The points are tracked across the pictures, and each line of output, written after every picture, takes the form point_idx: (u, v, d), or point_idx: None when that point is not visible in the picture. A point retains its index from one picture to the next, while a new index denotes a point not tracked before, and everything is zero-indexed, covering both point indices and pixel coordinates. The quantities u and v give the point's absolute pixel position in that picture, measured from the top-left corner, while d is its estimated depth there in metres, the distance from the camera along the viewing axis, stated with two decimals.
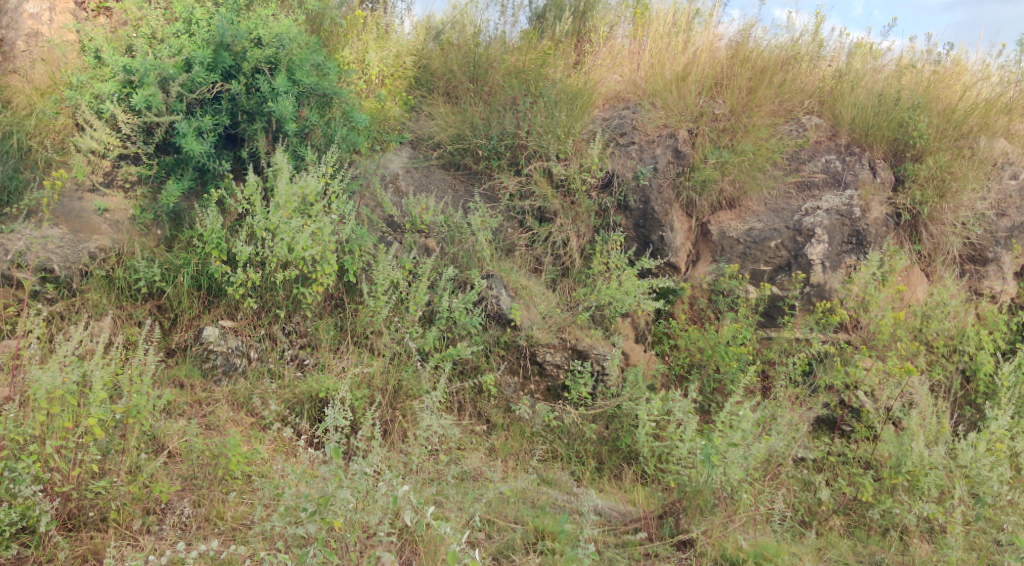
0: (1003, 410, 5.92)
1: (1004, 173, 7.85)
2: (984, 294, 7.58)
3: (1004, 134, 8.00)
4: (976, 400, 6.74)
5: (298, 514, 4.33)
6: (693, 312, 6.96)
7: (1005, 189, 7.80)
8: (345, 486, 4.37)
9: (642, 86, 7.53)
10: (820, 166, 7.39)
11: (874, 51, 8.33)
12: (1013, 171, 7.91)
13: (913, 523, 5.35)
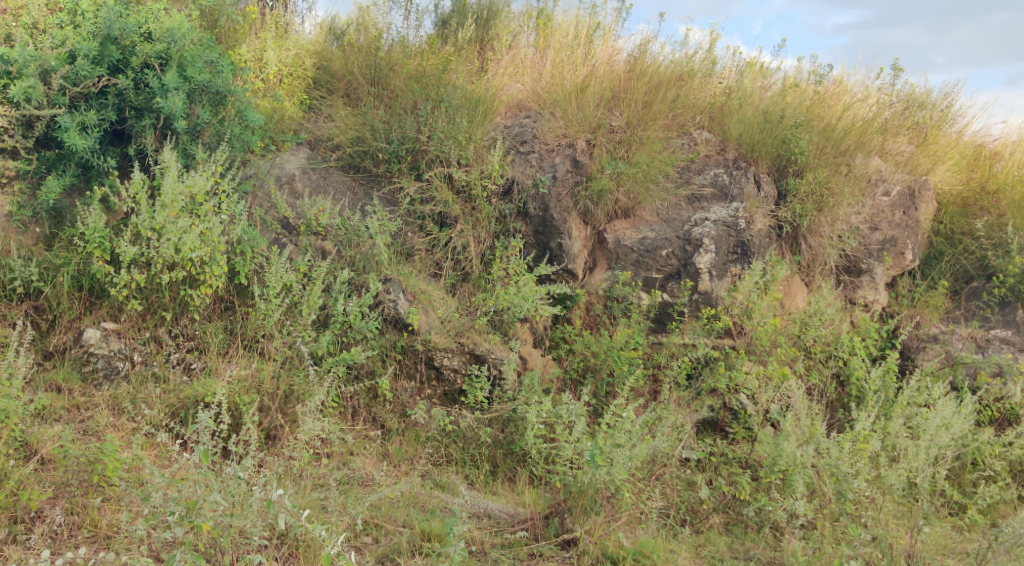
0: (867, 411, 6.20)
1: (877, 190, 8.10)
2: (858, 304, 7.88)
3: (878, 152, 8.36)
4: (848, 403, 7.04)
5: (166, 519, 4.32)
6: (589, 318, 7.17)
7: (878, 205, 8.05)
8: (217, 491, 4.37)
9: (543, 96, 7.72)
10: (708, 180, 7.66)
11: (764, 70, 8.80)
12: (885, 189, 8.15)
13: (784, 520, 5.57)
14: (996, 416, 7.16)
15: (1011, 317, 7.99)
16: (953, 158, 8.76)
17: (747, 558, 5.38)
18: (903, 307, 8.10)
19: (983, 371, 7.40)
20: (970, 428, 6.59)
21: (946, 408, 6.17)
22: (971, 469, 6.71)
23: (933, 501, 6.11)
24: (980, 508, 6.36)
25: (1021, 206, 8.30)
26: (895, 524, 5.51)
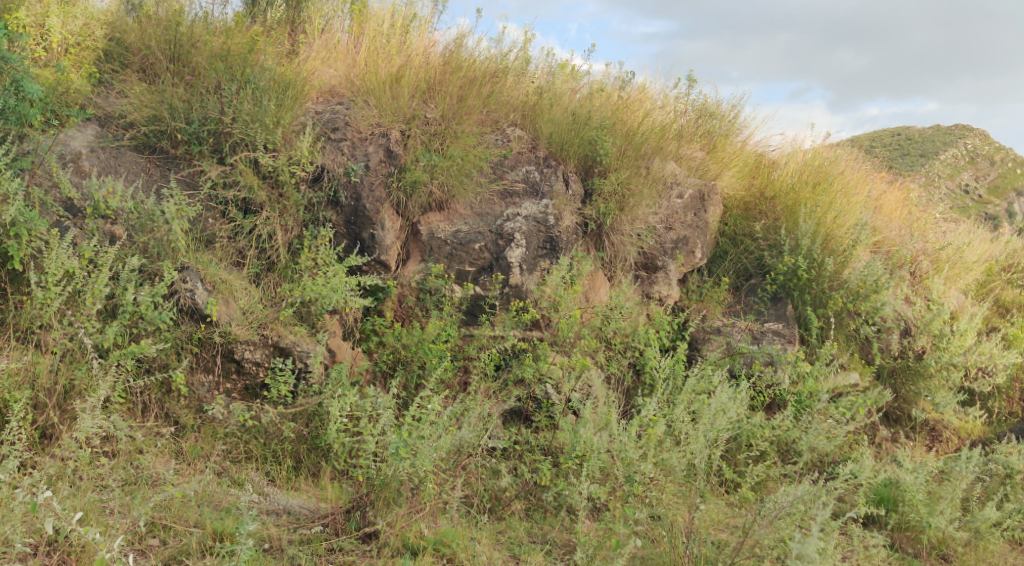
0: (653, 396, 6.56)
1: (672, 193, 8.41)
2: (653, 298, 8.12)
3: (673, 158, 8.73)
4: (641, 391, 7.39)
5: None
6: (401, 310, 7.07)
7: (673, 207, 8.36)
8: None
9: (355, 83, 7.55)
10: (520, 176, 7.73)
11: (575, 73, 9.00)
12: (680, 191, 8.48)
13: (579, 503, 5.70)
14: (768, 400, 7.70)
15: (782, 312, 8.42)
16: (737, 165, 9.18)
17: (544, 542, 5.62)
18: (691, 301, 8.41)
19: (758, 360, 7.85)
20: (743, 412, 6.96)
21: (722, 394, 6.46)
22: (743, 449, 7.08)
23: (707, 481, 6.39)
24: (750, 485, 6.83)
25: (792, 212, 8.87)
26: (673, 500, 5.79)
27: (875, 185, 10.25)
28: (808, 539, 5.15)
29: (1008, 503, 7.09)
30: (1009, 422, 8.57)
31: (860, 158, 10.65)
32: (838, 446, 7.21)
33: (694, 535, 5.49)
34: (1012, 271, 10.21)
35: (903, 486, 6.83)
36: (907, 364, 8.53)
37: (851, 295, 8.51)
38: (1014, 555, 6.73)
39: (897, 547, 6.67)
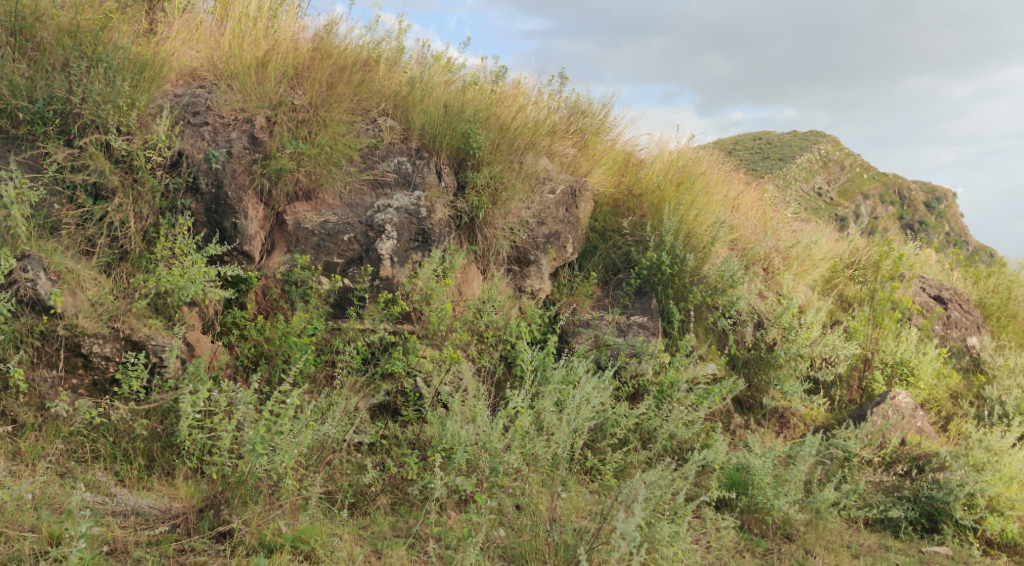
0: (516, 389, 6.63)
1: (544, 188, 8.40)
2: (525, 292, 8.11)
3: (546, 154, 8.78)
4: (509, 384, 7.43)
5: None
6: (265, 303, 6.84)
7: (545, 202, 8.34)
8: None
9: (218, 66, 7.25)
10: (391, 167, 7.59)
11: (450, 65, 8.89)
12: (552, 187, 8.48)
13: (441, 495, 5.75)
14: (631, 390, 7.84)
15: (647, 305, 8.58)
16: (607, 163, 9.34)
17: (409, 535, 5.70)
18: (562, 294, 8.50)
19: (623, 352, 8.00)
20: (607, 402, 7.24)
21: (586, 385, 6.68)
22: (606, 437, 7.33)
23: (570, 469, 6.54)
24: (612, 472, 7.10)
25: (658, 209, 9.11)
26: (536, 488, 5.92)
27: (734, 186, 10.47)
28: (632, 520, 5.34)
29: (845, 483, 7.43)
30: (850, 408, 8.83)
31: (721, 158, 10.97)
32: (695, 433, 7.54)
33: (557, 523, 5.71)
34: (855, 269, 10.55)
35: (752, 470, 7.09)
36: (760, 354, 8.81)
37: (710, 290, 8.77)
38: (851, 532, 7.14)
39: (746, 528, 6.94)
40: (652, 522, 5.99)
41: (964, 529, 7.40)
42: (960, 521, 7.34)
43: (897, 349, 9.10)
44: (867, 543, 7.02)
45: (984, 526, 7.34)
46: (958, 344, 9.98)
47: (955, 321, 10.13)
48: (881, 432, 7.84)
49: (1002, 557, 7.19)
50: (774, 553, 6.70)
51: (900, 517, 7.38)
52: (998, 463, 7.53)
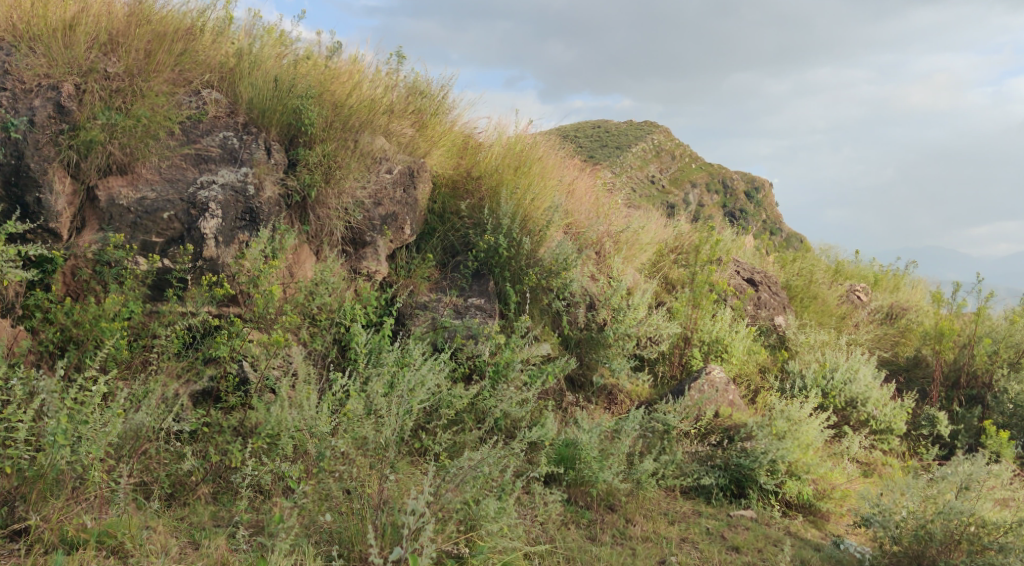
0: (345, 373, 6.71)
1: (380, 167, 8.18)
2: (361, 274, 7.90)
3: (383, 132, 8.53)
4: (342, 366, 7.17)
5: None
6: (74, 284, 6.43)
7: (381, 182, 8.12)
8: None
9: (19, 27, 6.75)
10: (216, 142, 7.20)
11: (282, 37, 8.49)
12: (389, 166, 8.27)
13: (269, 482, 5.84)
14: (468, 371, 7.84)
15: (485, 287, 8.55)
16: (446, 144, 9.22)
17: (229, 524, 5.58)
18: (399, 276, 8.36)
19: (459, 334, 7.98)
20: (442, 383, 7.30)
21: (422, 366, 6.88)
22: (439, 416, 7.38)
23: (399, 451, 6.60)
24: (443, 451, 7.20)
25: (496, 192, 9.05)
26: (365, 471, 5.89)
27: (569, 171, 10.56)
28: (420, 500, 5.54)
29: (664, 454, 7.89)
30: (670, 384, 9.15)
31: (557, 145, 11.02)
32: (527, 411, 7.71)
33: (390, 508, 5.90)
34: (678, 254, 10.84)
35: (579, 445, 7.50)
36: (591, 335, 8.95)
37: (544, 272, 8.83)
38: (668, 500, 7.59)
39: (573, 501, 7.33)
40: (478, 501, 6.43)
41: (768, 494, 7.84)
42: (763, 485, 7.78)
43: (712, 327, 9.47)
44: (681, 510, 7.47)
45: (784, 489, 7.83)
46: (766, 324, 10.38)
47: (764, 302, 10.55)
48: (697, 404, 8.24)
49: (798, 518, 7.70)
50: (597, 523, 7.12)
51: (712, 484, 7.82)
52: (797, 431, 8.04)
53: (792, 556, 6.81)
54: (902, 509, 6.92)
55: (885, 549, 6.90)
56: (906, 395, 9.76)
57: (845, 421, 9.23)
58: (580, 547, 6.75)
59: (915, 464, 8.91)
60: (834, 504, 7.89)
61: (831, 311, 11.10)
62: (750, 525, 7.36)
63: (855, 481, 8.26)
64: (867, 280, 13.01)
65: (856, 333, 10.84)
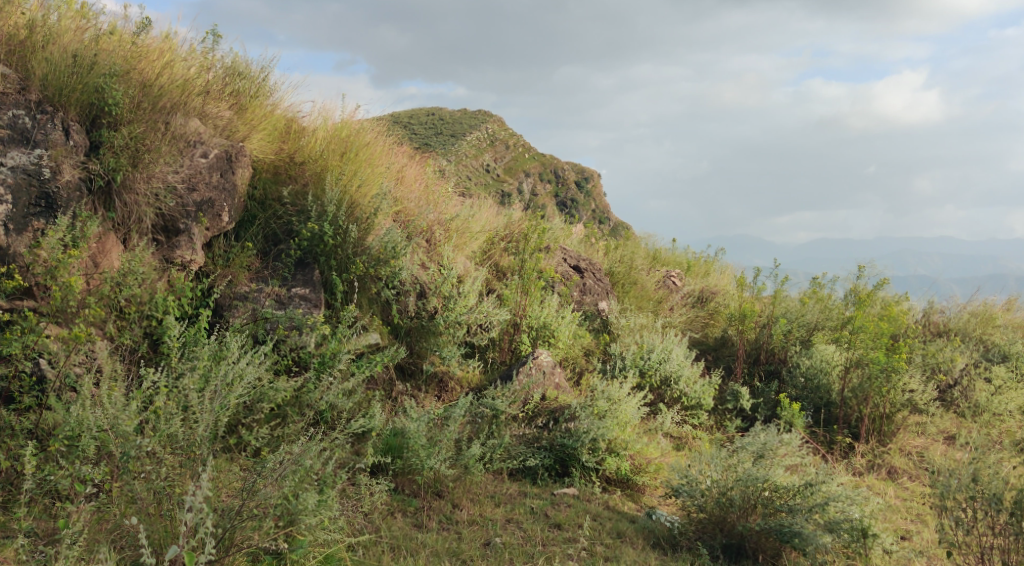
0: (153, 367, 6.31)
1: (194, 152, 7.72)
2: (174, 264, 7.48)
3: (197, 114, 8.10)
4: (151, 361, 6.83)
5: None
6: None
7: (196, 166, 7.67)
8: None
9: None
10: (5, 121, 6.78)
11: (83, 8, 7.85)
12: (204, 150, 7.79)
13: (67, 488, 5.49)
14: (290, 363, 7.61)
15: (309, 277, 8.29)
16: (267, 128, 8.76)
17: (19, 534, 5.37)
18: (216, 265, 7.94)
19: (282, 325, 7.73)
20: (262, 376, 7.07)
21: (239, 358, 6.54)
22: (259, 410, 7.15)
23: (214, 448, 6.35)
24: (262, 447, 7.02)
25: (321, 178, 8.83)
26: (175, 471, 5.59)
27: (398, 158, 10.34)
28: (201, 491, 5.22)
29: (491, 439, 7.87)
30: (500, 369, 9.17)
31: (385, 131, 10.80)
32: (354, 403, 7.52)
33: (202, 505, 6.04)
34: (508, 242, 10.76)
35: (407, 434, 7.38)
36: (422, 323, 8.83)
37: (372, 261, 8.64)
38: (496, 483, 7.58)
39: (399, 490, 7.24)
40: (298, 494, 6.22)
41: (589, 471, 7.97)
42: (585, 463, 7.90)
43: (541, 313, 9.54)
44: (508, 492, 7.49)
45: (603, 466, 7.99)
46: (591, 308, 10.58)
47: (589, 288, 10.74)
48: (524, 389, 8.32)
49: (616, 493, 7.87)
50: (424, 510, 7.07)
51: (537, 465, 7.87)
52: (615, 410, 8.24)
53: (608, 529, 7.09)
54: (706, 479, 7.19)
55: (693, 517, 7.20)
56: (713, 372, 10.12)
57: (660, 399, 9.53)
58: (405, 535, 6.73)
59: (720, 436, 9.25)
60: (648, 477, 8.11)
61: (649, 295, 11.45)
62: (572, 502, 7.47)
63: (668, 455, 8.53)
64: (680, 267, 13.48)
65: (670, 316, 11.16)
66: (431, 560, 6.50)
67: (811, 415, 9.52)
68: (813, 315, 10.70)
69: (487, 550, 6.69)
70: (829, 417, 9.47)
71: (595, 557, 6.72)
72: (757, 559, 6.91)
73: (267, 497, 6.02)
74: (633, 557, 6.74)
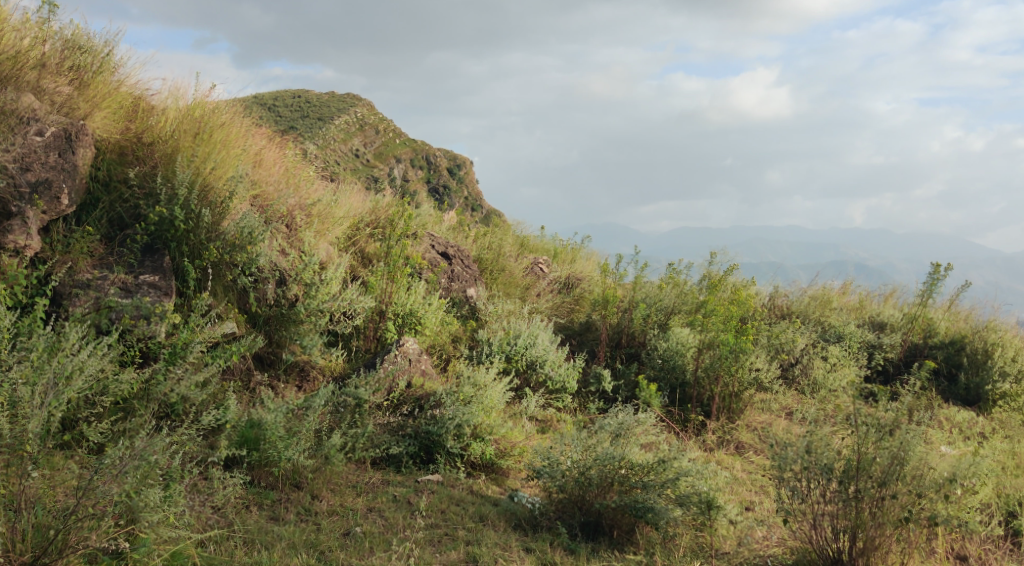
0: None
1: (28, 129, 7.33)
2: (7, 249, 7.03)
3: (30, 90, 7.76)
4: None
5: None
6: None
7: (30, 144, 7.28)
8: None
9: None
10: None
11: None
12: (39, 128, 7.42)
13: None
14: (138, 355, 7.25)
15: (158, 263, 7.89)
16: (112, 106, 8.33)
17: None
18: (54, 251, 7.49)
19: (128, 314, 7.32)
20: (107, 369, 6.72)
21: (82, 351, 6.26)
22: (102, 403, 6.80)
23: (46, 445, 6.04)
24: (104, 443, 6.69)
25: (171, 160, 8.40)
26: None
27: (256, 140, 9.93)
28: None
29: (354, 428, 7.66)
30: (365, 357, 8.99)
31: (243, 112, 10.35)
32: (208, 395, 7.21)
33: (28, 506, 5.66)
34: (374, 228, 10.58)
35: (263, 426, 7.10)
36: (282, 312, 8.57)
37: (227, 247, 8.28)
38: (358, 473, 7.42)
39: (255, 482, 6.99)
40: (140, 491, 5.94)
41: (454, 457, 7.88)
42: (450, 449, 7.80)
43: (407, 300, 9.38)
44: (371, 481, 7.34)
45: (468, 451, 7.90)
46: (458, 295, 10.45)
47: (457, 275, 10.63)
48: (389, 377, 8.12)
49: (481, 477, 7.81)
50: (281, 503, 6.87)
51: (401, 452, 7.73)
52: (481, 396, 8.17)
53: (470, 514, 7.05)
54: (567, 460, 7.24)
55: (554, 497, 7.23)
56: (577, 356, 10.22)
57: (526, 383, 9.54)
58: (260, 528, 6.52)
59: (583, 418, 9.32)
60: (512, 460, 8.07)
61: (517, 282, 11.44)
62: (435, 488, 7.38)
63: (532, 438, 8.54)
64: (548, 254, 13.56)
65: (536, 302, 11.18)
66: (287, 552, 6.32)
67: (668, 395, 9.74)
68: (670, 299, 10.97)
69: (347, 540, 6.55)
70: (683, 397, 9.70)
71: (457, 541, 6.69)
72: (612, 535, 6.99)
73: (106, 494, 5.72)
74: (494, 539, 6.74)
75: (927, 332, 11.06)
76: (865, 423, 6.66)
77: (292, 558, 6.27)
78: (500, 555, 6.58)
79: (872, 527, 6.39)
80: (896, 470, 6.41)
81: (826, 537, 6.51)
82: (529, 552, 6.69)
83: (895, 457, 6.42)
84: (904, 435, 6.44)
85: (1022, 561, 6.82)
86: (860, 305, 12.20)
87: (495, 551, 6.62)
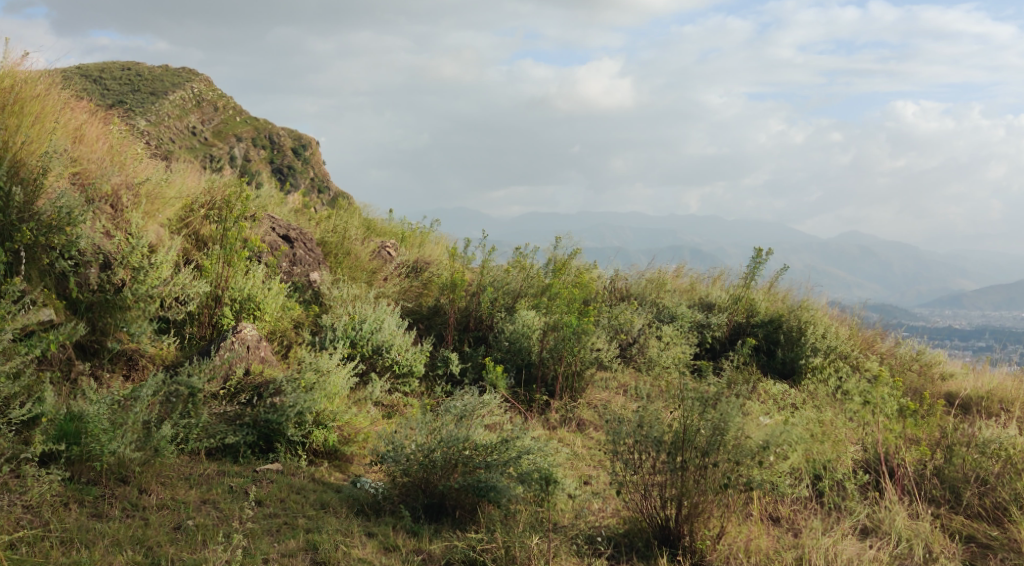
0: None
1: None
2: None
3: None
4: None
5: None
6: None
7: None
8: None
9: None
10: None
11: None
12: None
13: None
14: None
15: None
16: None
17: None
18: None
19: None
20: None
21: None
22: None
23: None
24: None
25: None
26: None
27: (76, 113, 9.21)
28: None
29: (186, 419, 7.24)
30: (199, 345, 8.51)
31: (60, 85, 9.58)
32: (20, 388, 6.70)
33: None
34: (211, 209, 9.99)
35: (85, 418, 6.58)
36: (106, 297, 7.99)
37: (42, 228, 7.67)
38: (191, 464, 7.01)
39: (75, 479, 6.48)
40: None
41: (294, 445, 7.58)
42: (290, 438, 7.49)
43: (245, 285, 8.93)
44: (205, 472, 6.94)
45: (310, 439, 7.61)
46: (301, 280, 10.11)
47: (299, 258, 10.31)
48: (224, 364, 7.67)
49: (324, 465, 7.55)
50: (106, 499, 6.40)
51: (238, 442, 7.35)
52: (324, 382, 7.85)
53: (311, 501, 6.79)
54: (412, 443, 7.06)
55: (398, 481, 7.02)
56: (424, 339, 10.04)
57: (372, 368, 9.29)
58: (80, 526, 6.07)
59: (429, 402, 9.18)
60: (356, 446, 7.82)
61: (364, 266, 11.15)
62: (275, 478, 7.07)
63: (378, 423, 8.33)
64: (395, 237, 13.29)
65: (383, 286, 10.91)
66: (110, 550, 5.93)
67: (514, 376, 9.69)
68: (516, 283, 10.91)
69: (177, 534, 6.19)
70: (529, 377, 9.69)
71: (296, 530, 6.44)
72: (455, 516, 6.88)
73: None
74: (335, 526, 6.52)
75: (750, 311, 11.47)
76: (689, 396, 6.79)
77: (115, 556, 5.88)
78: (341, 541, 6.37)
79: (696, 493, 6.53)
80: (718, 439, 6.55)
81: (655, 505, 6.65)
82: (371, 537, 6.51)
83: (716, 428, 6.57)
84: (725, 407, 6.59)
85: (826, 519, 7.10)
86: (691, 287, 12.45)
87: (336, 537, 6.41)
